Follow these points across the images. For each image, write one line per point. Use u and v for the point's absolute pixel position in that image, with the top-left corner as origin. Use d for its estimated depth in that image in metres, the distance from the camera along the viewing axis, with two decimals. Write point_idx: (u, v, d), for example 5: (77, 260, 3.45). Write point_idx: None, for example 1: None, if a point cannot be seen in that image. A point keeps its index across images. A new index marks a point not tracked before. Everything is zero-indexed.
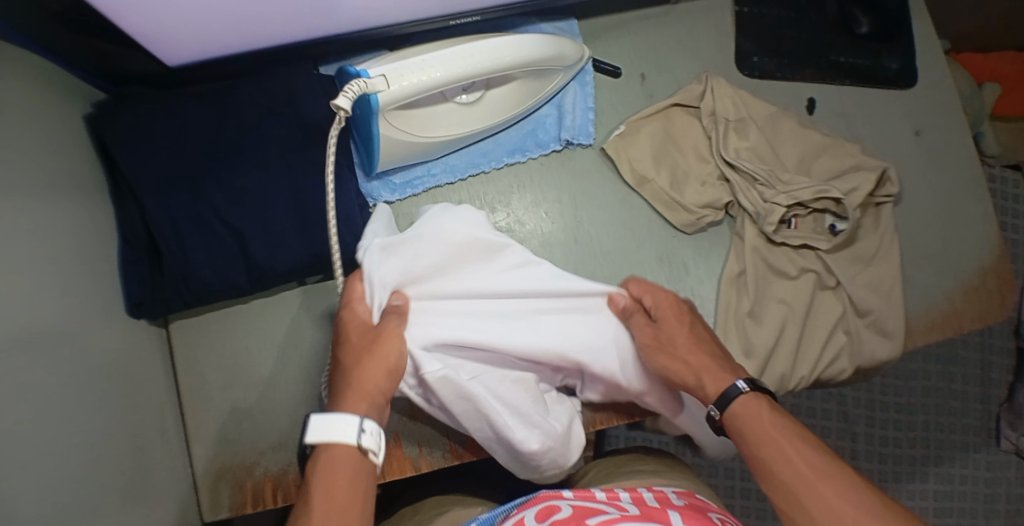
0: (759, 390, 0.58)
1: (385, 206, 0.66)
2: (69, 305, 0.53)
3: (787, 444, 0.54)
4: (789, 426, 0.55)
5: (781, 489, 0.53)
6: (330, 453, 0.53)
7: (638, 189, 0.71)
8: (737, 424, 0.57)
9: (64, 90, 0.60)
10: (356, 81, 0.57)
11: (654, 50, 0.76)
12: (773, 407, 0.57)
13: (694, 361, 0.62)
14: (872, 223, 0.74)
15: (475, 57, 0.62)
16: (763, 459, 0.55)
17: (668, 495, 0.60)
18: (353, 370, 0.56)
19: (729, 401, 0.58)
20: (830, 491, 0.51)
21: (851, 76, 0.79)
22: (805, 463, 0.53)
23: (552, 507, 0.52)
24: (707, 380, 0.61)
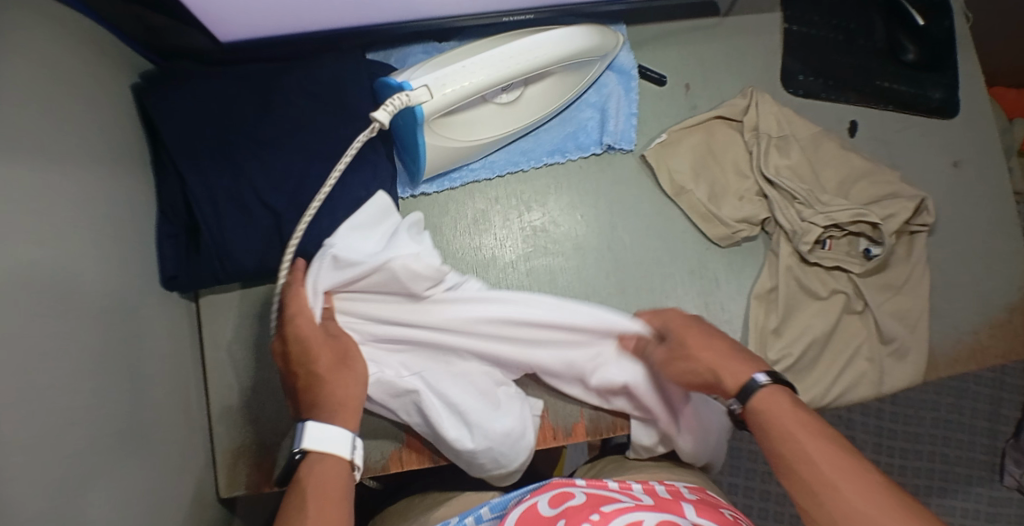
0: (781, 384, 0.55)
1: (384, 196, 0.60)
2: (103, 271, 0.54)
3: (810, 443, 0.50)
4: (814, 422, 0.52)
5: (801, 488, 0.50)
6: (322, 461, 0.52)
7: (675, 199, 0.71)
8: (756, 418, 0.54)
9: (114, 58, 0.60)
10: (398, 95, 0.56)
11: (700, 62, 0.76)
12: (795, 400, 0.53)
13: (713, 361, 0.58)
14: (904, 252, 0.74)
15: (515, 60, 0.61)
16: (784, 457, 0.51)
17: (680, 490, 0.59)
18: (318, 378, 0.55)
19: (749, 395, 0.54)
20: (858, 495, 0.47)
21: (895, 102, 0.78)
22: (827, 463, 0.49)
23: (566, 494, 0.52)
24: (726, 377, 0.57)
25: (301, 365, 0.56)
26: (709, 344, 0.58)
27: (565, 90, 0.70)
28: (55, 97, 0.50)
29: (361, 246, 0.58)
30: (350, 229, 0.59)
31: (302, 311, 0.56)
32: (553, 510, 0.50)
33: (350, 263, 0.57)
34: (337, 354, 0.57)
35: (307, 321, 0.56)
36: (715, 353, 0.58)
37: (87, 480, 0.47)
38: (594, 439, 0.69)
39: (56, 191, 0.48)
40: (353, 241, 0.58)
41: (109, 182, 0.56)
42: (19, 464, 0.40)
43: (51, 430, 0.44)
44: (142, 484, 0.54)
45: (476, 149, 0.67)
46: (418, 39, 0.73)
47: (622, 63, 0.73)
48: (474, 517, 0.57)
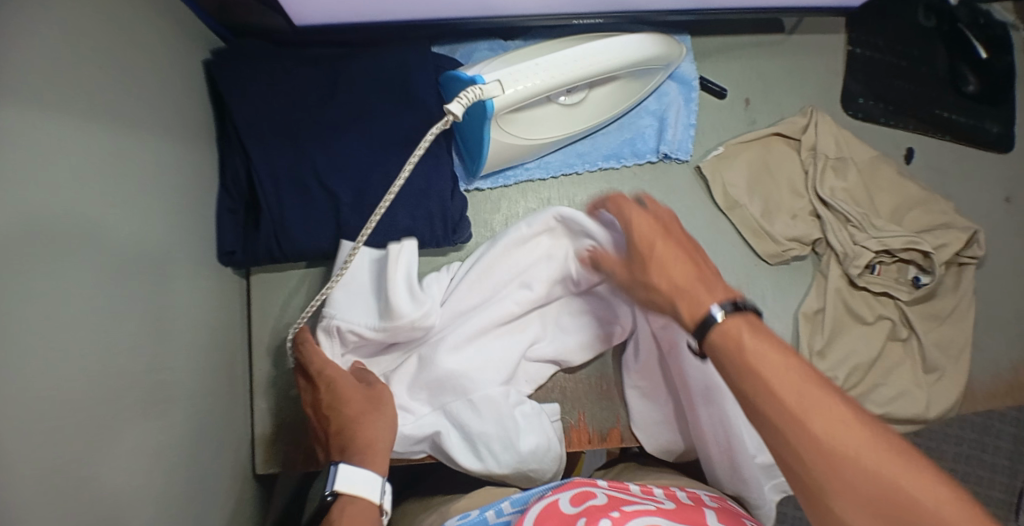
0: (738, 309, 0.46)
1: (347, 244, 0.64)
2: (160, 239, 0.54)
3: (772, 374, 0.43)
4: (775, 348, 0.44)
5: (763, 424, 0.43)
6: (350, 505, 0.53)
7: (728, 213, 0.71)
8: (715, 350, 0.47)
9: (189, 32, 0.61)
10: (473, 88, 0.57)
11: (761, 77, 0.76)
12: (757, 324, 0.46)
13: (670, 288, 0.51)
14: (952, 283, 0.73)
15: (584, 62, 0.62)
16: (745, 393, 0.44)
17: (700, 496, 0.59)
18: (346, 418, 0.57)
19: (707, 330, 0.47)
20: (822, 426, 0.40)
21: (952, 133, 0.78)
22: (791, 395, 0.42)
23: (587, 493, 0.53)
24: (684, 306, 0.50)
25: (334, 410, 0.58)
26: (668, 268, 0.51)
27: (625, 96, 0.70)
28: (127, 64, 0.50)
29: (358, 299, 0.62)
30: (346, 290, 0.62)
31: (328, 363, 0.59)
32: (574, 508, 0.50)
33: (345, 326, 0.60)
34: (358, 394, 0.59)
35: (329, 365, 0.59)
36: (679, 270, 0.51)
37: (134, 440, 0.48)
38: (629, 444, 0.68)
39: (123, 156, 0.49)
40: (352, 300, 0.62)
41: (174, 152, 0.57)
42: (68, 418, 0.41)
43: (99, 388, 0.44)
44: (185, 450, 0.55)
45: (534, 149, 0.68)
46: (485, 35, 0.74)
47: (684, 73, 0.73)
48: (494, 511, 0.56)
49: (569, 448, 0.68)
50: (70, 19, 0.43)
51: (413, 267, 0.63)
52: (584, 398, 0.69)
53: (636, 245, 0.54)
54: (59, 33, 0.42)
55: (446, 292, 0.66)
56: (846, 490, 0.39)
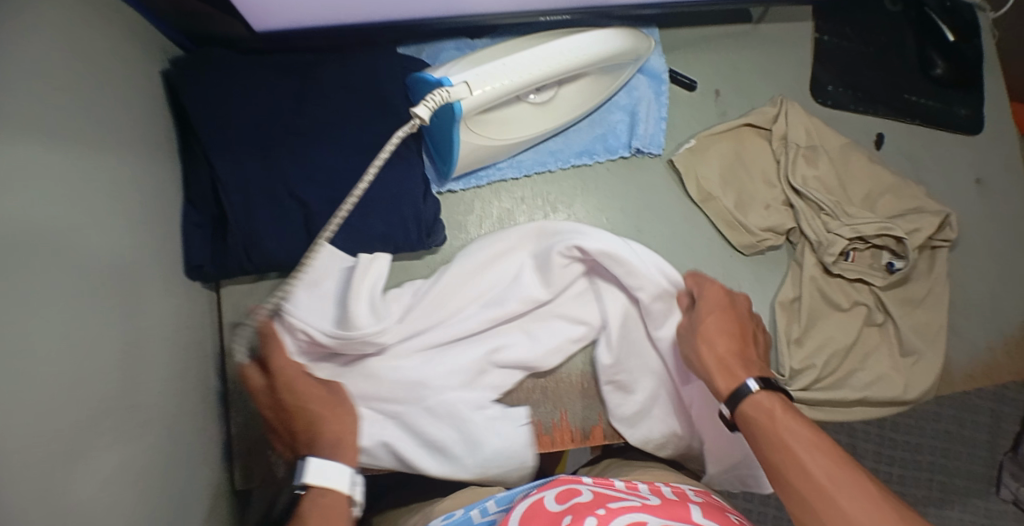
0: (770, 389, 0.58)
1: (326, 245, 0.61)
2: (129, 259, 0.53)
3: (804, 453, 0.52)
4: (804, 430, 0.54)
5: (792, 494, 0.52)
6: (323, 497, 0.54)
7: (702, 205, 0.71)
8: (748, 424, 0.57)
9: (145, 45, 0.60)
10: (439, 90, 0.57)
11: (731, 68, 0.76)
12: (787, 407, 0.56)
13: (710, 356, 0.60)
14: (926, 266, 0.74)
15: (551, 61, 0.61)
16: (778, 465, 0.53)
17: (685, 490, 0.59)
18: (312, 415, 0.57)
19: (737, 401, 0.58)
20: (847, 499, 0.49)
21: (920, 117, 0.78)
22: (819, 471, 0.51)
23: (573, 491, 0.53)
24: (720, 376, 0.60)
25: (296, 405, 0.57)
26: (714, 339, 0.61)
27: (594, 92, 0.69)
28: (86, 81, 0.49)
29: (323, 300, 0.62)
30: (312, 292, 0.62)
31: (290, 362, 0.57)
32: (560, 506, 0.51)
33: (301, 331, 0.59)
34: (324, 391, 0.59)
35: (291, 363, 0.57)
36: (722, 346, 0.61)
37: (112, 465, 0.47)
38: (612, 441, 0.68)
39: (84, 175, 0.47)
40: (311, 302, 0.61)
41: (137, 168, 0.56)
42: (46, 447, 0.40)
43: (75, 415, 0.43)
44: (164, 471, 0.54)
45: (506, 148, 0.67)
46: (452, 35, 0.73)
47: (654, 66, 0.73)
48: (479, 510, 0.56)
49: (552, 448, 0.67)
50: (23, 37, 0.42)
51: (383, 280, 0.63)
52: (566, 397, 0.68)
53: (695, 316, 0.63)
54: (13, 52, 0.40)
55: (404, 308, 0.64)
56: None
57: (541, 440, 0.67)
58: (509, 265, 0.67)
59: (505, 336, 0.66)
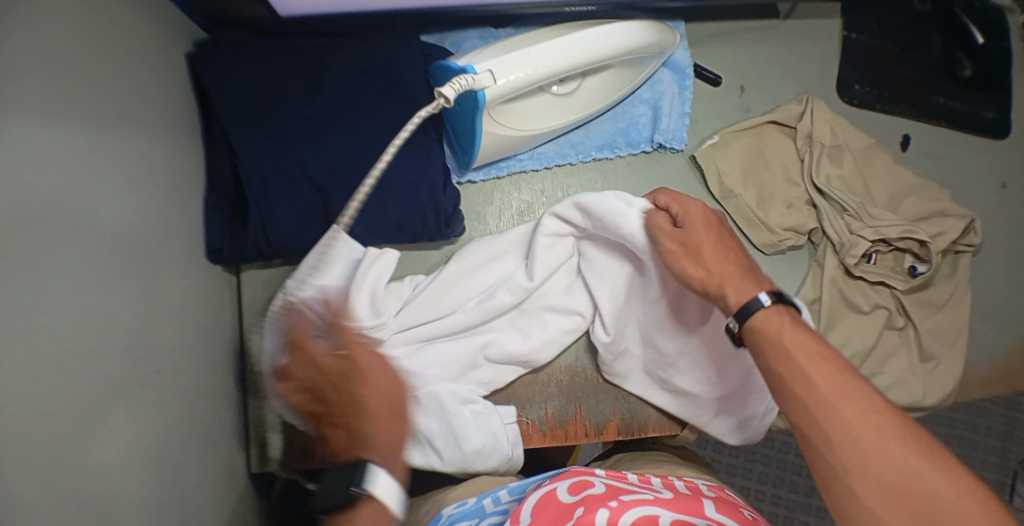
0: (782, 304, 0.52)
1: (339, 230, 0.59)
2: (147, 240, 0.53)
3: (807, 361, 0.48)
4: (813, 341, 0.49)
5: (795, 404, 0.48)
6: (373, 509, 0.49)
7: (723, 202, 0.70)
8: (754, 334, 0.52)
9: (169, 28, 0.60)
10: (463, 75, 0.56)
11: (756, 64, 0.75)
12: (795, 321, 0.51)
13: (717, 270, 0.54)
14: (948, 271, 0.73)
15: (575, 52, 0.60)
16: (781, 376, 0.49)
17: (698, 486, 0.60)
18: (376, 415, 0.51)
19: (748, 316, 0.52)
20: (852, 411, 0.45)
21: (947, 118, 0.77)
22: (825, 382, 0.47)
23: (585, 482, 0.53)
24: (730, 293, 0.54)
25: (354, 407, 0.51)
26: (719, 255, 0.55)
27: (618, 85, 0.68)
28: (105, 62, 0.49)
29: None
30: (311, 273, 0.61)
31: (368, 355, 0.53)
32: (572, 497, 0.51)
33: (297, 308, 0.59)
34: (393, 390, 0.53)
35: (371, 357, 0.53)
36: (718, 263, 0.55)
37: (125, 446, 0.47)
38: (625, 437, 0.68)
39: (103, 154, 0.47)
40: (313, 286, 0.61)
41: (156, 150, 0.56)
42: (60, 425, 0.40)
43: (92, 394, 0.44)
44: (178, 452, 0.54)
45: (526, 140, 0.67)
46: (474, 23, 0.72)
47: (678, 60, 0.72)
48: (491, 499, 0.56)
49: (565, 441, 0.67)
50: (44, 15, 0.41)
51: (386, 276, 0.63)
52: (580, 391, 0.68)
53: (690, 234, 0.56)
54: (32, 31, 0.40)
55: (401, 303, 0.65)
56: (870, 473, 0.43)
57: (554, 433, 0.67)
58: (502, 261, 0.67)
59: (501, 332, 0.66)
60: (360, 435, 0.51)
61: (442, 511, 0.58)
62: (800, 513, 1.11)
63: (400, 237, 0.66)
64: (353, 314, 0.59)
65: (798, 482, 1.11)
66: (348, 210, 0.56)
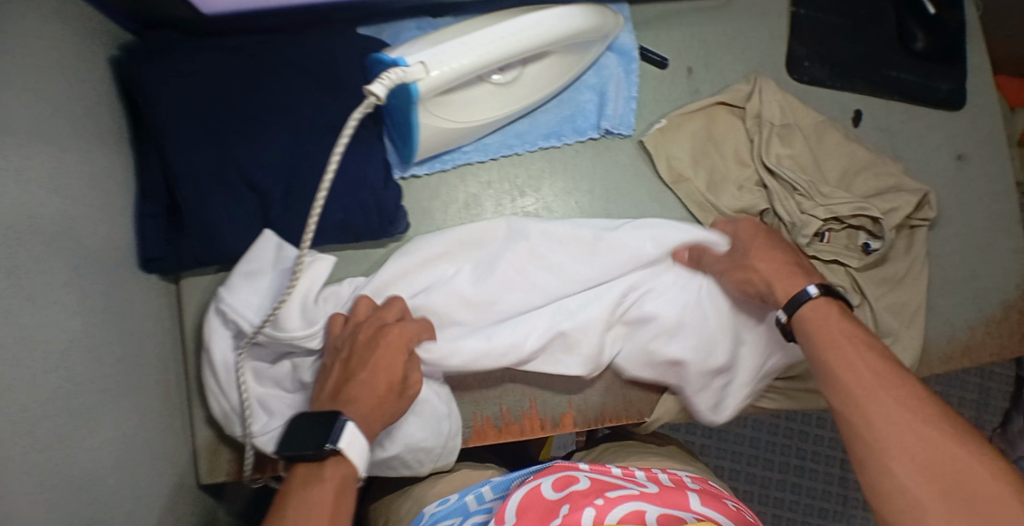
0: (831, 296, 0.56)
1: (270, 233, 0.62)
2: (77, 254, 0.51)
3: (852, 348, 0.52)
4: (859, 332, 0.53)
5: (838, 389, 0.51)
6: (338, 467, 0.50)
7: (673, 187, 0.69)
8: (801, 323, 0.56)
9: (88, 31, 0.57)
10: (394, 69, 0.53)
11: (703, 44, 0.73)
12: (842, 314, 0.55)
13: (766, 270, 0.59)
14: (904, 246, 0.72)
15: (510, 39, 0.59)
16: (826, 361, 0.52)
17: (683, 478, 0.63)
18: (377, 379, 0.54)
19: (798, 306, 0.56)
20: (892, 396, 0.48)
21: (899, 92, 0.77)
22: (868, 368, 0.50)
23: (569, 477, 0.55)
24: (778, 288, 0.58)
25: (360, 360, 0.55)
26: (769, 257, 0.60)
27: (561, 72, 0.67)
28: (19, 79, 0.46)
29: (254, 296, 0.61)
30: (245, 281, 0.61)
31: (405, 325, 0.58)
32: (557, 493, 0.53)
33: (233, 320, 0.60)
34: (405, 374, 0.56)
35: (400, 330, 0.57)
36: (767, 262, 0.59)
37: (63, 467, 0.45)
38: (582, 429, 0.68)
39: (25, 172, 0.45)
40: (246, 293, 0.61)
41: (81, 164, 0.53)
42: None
43: (26, 418, 0.42)
44: (122, 469, 0.53)
45: (470, 131, 0.65)
46: (411, 13, 0.70)
47: (623, 44, 0.70)
48: (475, 496, 0.59)
49: (521, 435, 0.67)
50: None
51: (319, 282, 0.62)
52: (536, 385, 0.67)
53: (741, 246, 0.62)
54: None
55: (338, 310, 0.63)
56: (904, 450, 0.45)
57: (511, 428, 0.67)
58: (446, 270, 0.65)
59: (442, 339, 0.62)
60: (352, 382, 0.54)
61: (425, 509, 0.61)
62: (775, 490, 1.12)
63: (344, 237, 0.65)
64: (283, 325, 0.60)
65: (772, 459, 1.12)
66: (309, 227, 0.55)
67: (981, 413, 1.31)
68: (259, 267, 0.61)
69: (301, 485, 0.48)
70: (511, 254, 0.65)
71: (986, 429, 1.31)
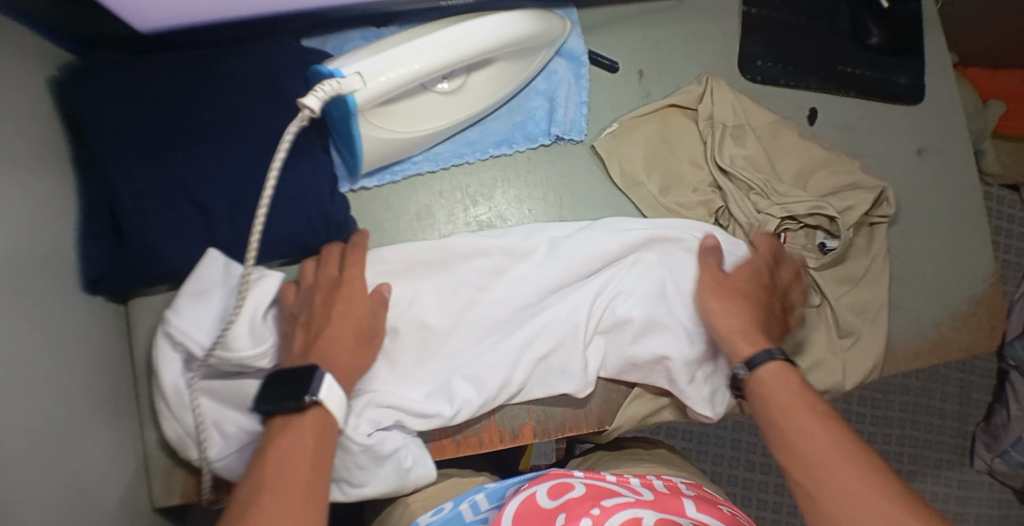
0: (788, 361, 0.57)
1: (215, 252, 0.61)
2: (24, 279, 0.50)
3: (813, 421, 0.53)
4: (817, 402, 0.54)
5: (799, 459, 0.52)
6: (319, 415, 0.51)
7: (627, 191, 0.69)
8: (759, 388, 0.57)
9: (29, 53, 0.56)
10: (328, 81, 0.53)
11: (655, 46, 0.73)
12: (800, 381, 0.56)
13: (737, 326, 0.60)
14: (864, 243, 0.72)
15: (449, 47, 0.58)
16: (785, 430, 0.53)
17: (678, 485, 0.65)
18: (344, 334, 0.57)
19: (756, 366, 0.57)
20: (851, 471, 0.49)
21: (855, 88, 0.76)
22: (828, 441, 0.51)
23: (565, 485, 0.57)
24: (741, 345, 0.59)
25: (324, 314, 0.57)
26: (746, 299, 0.62)
27: (509, 78, 0.66)
28: None
29: (201, 317, 0.60)
30: (193, 301, 0.60)
31: (358, 277, 0.60)
32: (553, 501, 0.55)
33: (182, 343, 0.59)
34: (371, 326, 0.59)
35: (357, 271, 0.59)
36: (723, 304, 0.61)
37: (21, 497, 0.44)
38: (541, 438, 0.67)
39: None
40: (194, 313, 0.60)
41: (29, 187, 0.53)
42: None
43: None
44: (76, 497, 0.52)
45: (417, 141, 0.64)
46: (356, 23, 0.69)
47: (572, 48, 0.69)
48: (470, 505, 0.61)
49: (479, 448, 0.66)
50: None
51: (267, 301, 0.61)
52: None
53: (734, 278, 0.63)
54: None
55: None
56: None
57: (469, 442, 0.65)
58: (405, 290, 0.63)
59: (393, 388, 0.61)
60: (320, 341, 0.56)
61: (419, 519, 0.62)
62: (758, 491, 1.11)
63: (293, 253, 0.64)
64: (230, 345, 0.58)
65: (754, 460, 1.11)
66: (252, 243, 0.54)
67: (965, 408, 1.31)
68: (206, 285, 0.60)
69: (282, 434, 0.50)
70: (474, 276, 0.64)
71: (969, 423, 1.31)
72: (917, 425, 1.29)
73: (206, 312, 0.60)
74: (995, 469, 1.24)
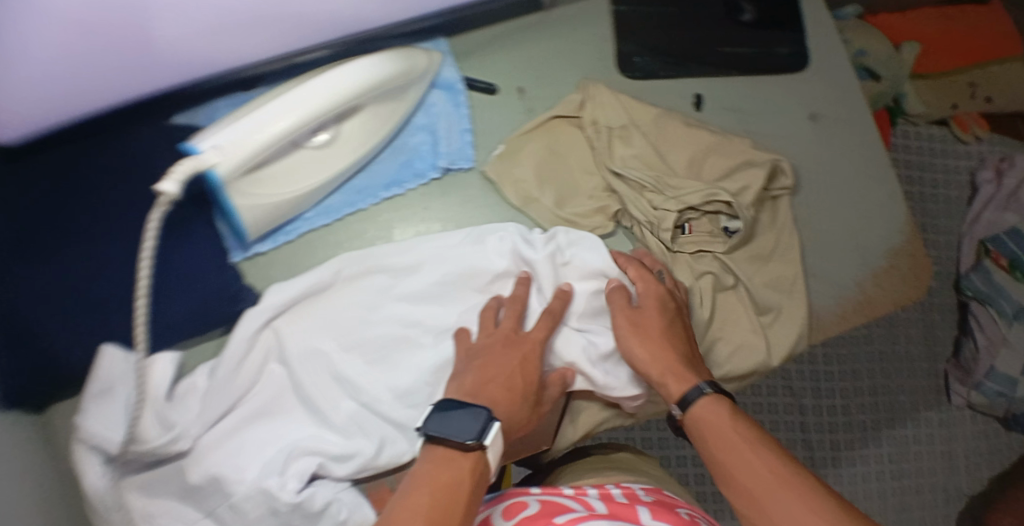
0: (721, 393, 0.58)
1: (109, 346, 0.60)
2: None
3: (749, 450, 0.53)
4: (754, 432, 0.54)
5: (742, 492, 0.52)
6: (479, 458, 0.51)
7: (525, 209, 0.68)
8: (695, 426, 0.57)
9: None
10: (183, 161, 0.52)
11: (529, 61, 0.73)
12: (733, 409, 0.56)
13: (660, 368, 0.60)
14: (770, 218, 0.72)
15: (312, 100, 0.58)
16: (725, 465, 0.54)
17: (636, 492, 0.64)
18: (512, 380, 0.58)
19: (688, 404, 0.57)
20: (792, 496, 0.49)
21: (734, 66, 0.77)
22: (767, 469, 0.51)
23: (519, 504, 0.57)
24: (672, 381, 0.59)
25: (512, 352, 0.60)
26: (654, 342, 0.61)
27: (384, 120, 0.67)
28: None
29: (111, 416, 0.59)
30: (100, 402, 0.59)
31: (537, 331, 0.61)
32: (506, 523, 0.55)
33: (97, 445, 0.58)
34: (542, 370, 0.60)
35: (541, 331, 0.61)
36: (648, 350, 0.60)
37: None
38: None
39: None
40: (102, 413, 0.59)
41: None
42: None
43: None
44: None
45: (300, 199, 0.64)
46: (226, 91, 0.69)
47: (446, 79, 0.71)
48: None
49: None
50: None
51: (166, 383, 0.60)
52: None
53: (641, 314, 0.62)
54: None
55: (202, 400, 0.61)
56: None
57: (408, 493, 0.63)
58: (315, 338, 0.63)
59: (313, 432, 0.61)
60: (490, 382, 0.57)
61: None
62: None
63: (198, 331, 0.63)
64: (140, 438, 0.59)
65: None
66: (139, 332, 0.53)
67: (931, 349, 1.31)
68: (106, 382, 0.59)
69: (430, 467, 0.50)
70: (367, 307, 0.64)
71: (939, 362, 1.31)
72: (887, 373, 1.29)
73: (114, 410, 0.59)
74: (972, 402, 1.25)
